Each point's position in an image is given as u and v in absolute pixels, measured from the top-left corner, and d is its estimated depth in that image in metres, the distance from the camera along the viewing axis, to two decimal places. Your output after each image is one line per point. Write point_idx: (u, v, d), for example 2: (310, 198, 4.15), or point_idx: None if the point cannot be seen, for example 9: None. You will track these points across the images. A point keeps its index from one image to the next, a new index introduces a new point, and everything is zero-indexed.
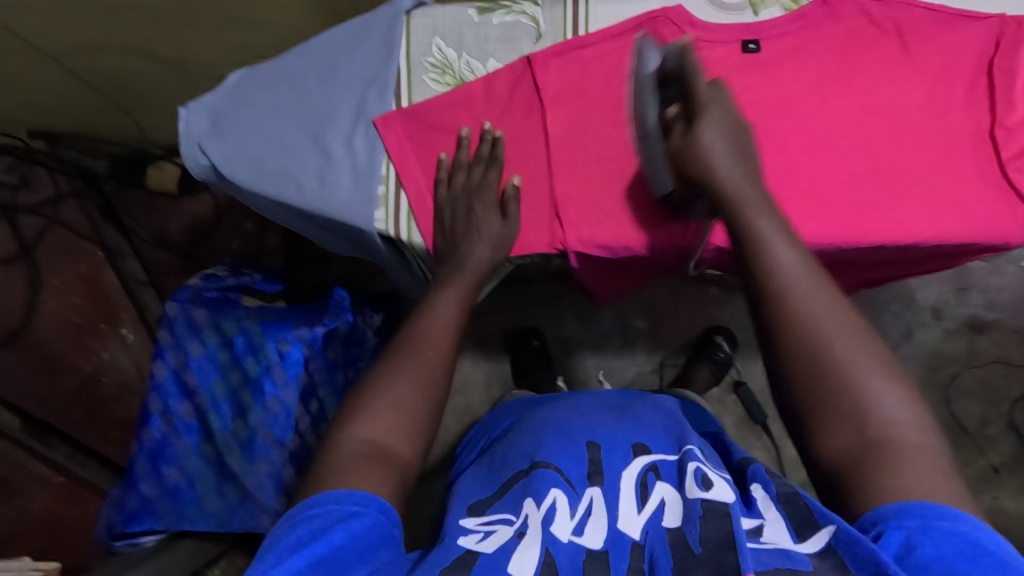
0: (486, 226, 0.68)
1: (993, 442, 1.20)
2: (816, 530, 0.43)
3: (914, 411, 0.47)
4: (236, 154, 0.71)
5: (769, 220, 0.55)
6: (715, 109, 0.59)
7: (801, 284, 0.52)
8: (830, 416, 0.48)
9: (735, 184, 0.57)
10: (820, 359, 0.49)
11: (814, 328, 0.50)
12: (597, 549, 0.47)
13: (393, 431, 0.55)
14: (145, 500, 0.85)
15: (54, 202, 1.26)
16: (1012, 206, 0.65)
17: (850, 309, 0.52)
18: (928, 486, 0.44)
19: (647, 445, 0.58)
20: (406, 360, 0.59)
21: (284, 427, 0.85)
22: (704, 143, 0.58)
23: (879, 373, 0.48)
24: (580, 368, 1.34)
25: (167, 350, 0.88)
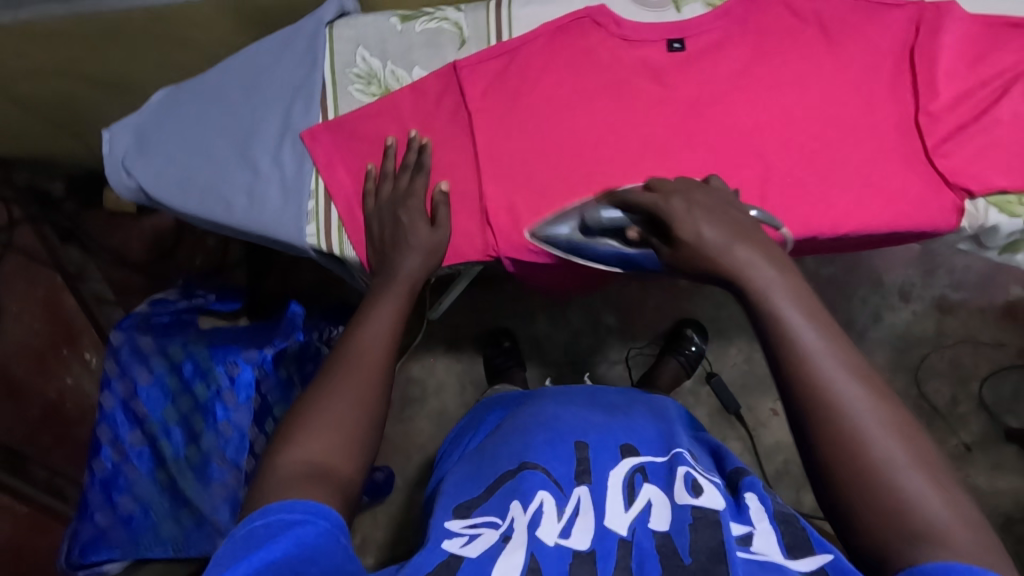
0: (413, 235, 0.66)
1: (965, 422, 1.20)
2: (810, 553, 0.42)
3: (962, 511, 0.38)
4: (162, 174, 0.71)
5: (790, 289, 0.46)
6: (677, 203, 0.52)
7: (828, 361, 0.42)
8: (868, 513, 0.39)
9: (749, 265, 0.47)
10: (855, 450, 0.40)
11: (845, 413, 0.41)
12: (583, 551, 0.44)
13: (332, 447, 0.48)
14: (98, 531, 0.84)
15: (8, 228, 1.22)
16: (939, 193, 0.64)
17: (885, 390, 0.42)
18: None
19: (635, 447, 0.56)
20: (347, 374, 0.53)
21: (238, 449, 0.84)
22: (690, 242, 0.49)
23: (921, 468, 0.39)
24: (554, 367, 1.34)
25: (114, 379, 0.87)
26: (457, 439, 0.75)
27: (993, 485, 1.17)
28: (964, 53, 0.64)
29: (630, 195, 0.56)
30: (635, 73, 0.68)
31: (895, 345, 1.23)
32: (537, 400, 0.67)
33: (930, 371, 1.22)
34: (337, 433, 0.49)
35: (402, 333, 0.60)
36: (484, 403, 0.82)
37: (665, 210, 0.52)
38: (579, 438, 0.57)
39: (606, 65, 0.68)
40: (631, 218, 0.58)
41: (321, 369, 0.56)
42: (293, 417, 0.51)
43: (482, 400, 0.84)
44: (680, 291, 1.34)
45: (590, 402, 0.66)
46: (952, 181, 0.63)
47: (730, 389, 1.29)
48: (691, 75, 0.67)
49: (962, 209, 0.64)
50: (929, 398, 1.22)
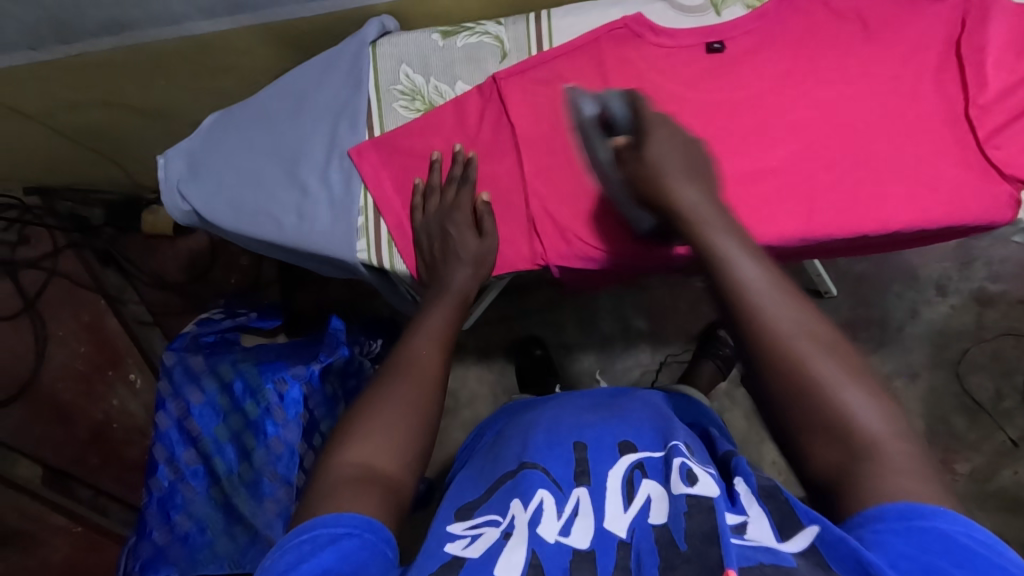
0: (463, 247, 0.67)
1: (1010, 416, 1.18)
2: (798, 529, 0.40)
3: (891, 417, 0.43)
4: (215, 196, 0.73)
5: (730, 235, 0.53)
6: (660, 129, 0.61)
7: (760, 293, 0.49)
8: (809, 429, 0.45)
9: (688, 202, 0.57)
10: (800, 371, 0.45)
11: (781, 338, 0.47)
12: (583, 549, 0.42)
13: (387, 452, 0.49)
14: (158, 548, 0.86)
15: (53, 255, 1.26)
16: (994, 185, 0.63)
17: (822, 318, 0.48)
18: (912, 488, 0.39)
19: (634, 442, 0.53)
20: (398, 382, 0.54)
21: (289, 466, 0.85)
22: (650, 156, 0.59)
23: (853, 379, 0.45)
24: (586, 373, 1.34)
25: (168, 400, 0.89)
26: (467, 446, 0.74)
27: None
28: (1012, 42, 0.64)
29: (640, 109, 0.63)
30: (679, 81, 0.68)
31: (935, 340, 1.21)
32: (548, 404, 0.67)
33: (973, 365, 1.20)
34: (386, 436, 0.50)
35: (452, 344, 0.61)
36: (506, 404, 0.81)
37: (631, 138, 0.62)
38: (578, 437, 0.55)
39: (643, 73, 0.69)
40: (625, 126, 0.63)
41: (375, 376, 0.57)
42: (346, 420, 0.52)
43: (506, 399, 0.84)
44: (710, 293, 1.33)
45: (586, 404, 0.65)
46: (1007, 173, 0.63)
47: None
48: (728, 78, 0.67)
49: (1018, 200, 0.63)
50: (971, 393, 1.20)
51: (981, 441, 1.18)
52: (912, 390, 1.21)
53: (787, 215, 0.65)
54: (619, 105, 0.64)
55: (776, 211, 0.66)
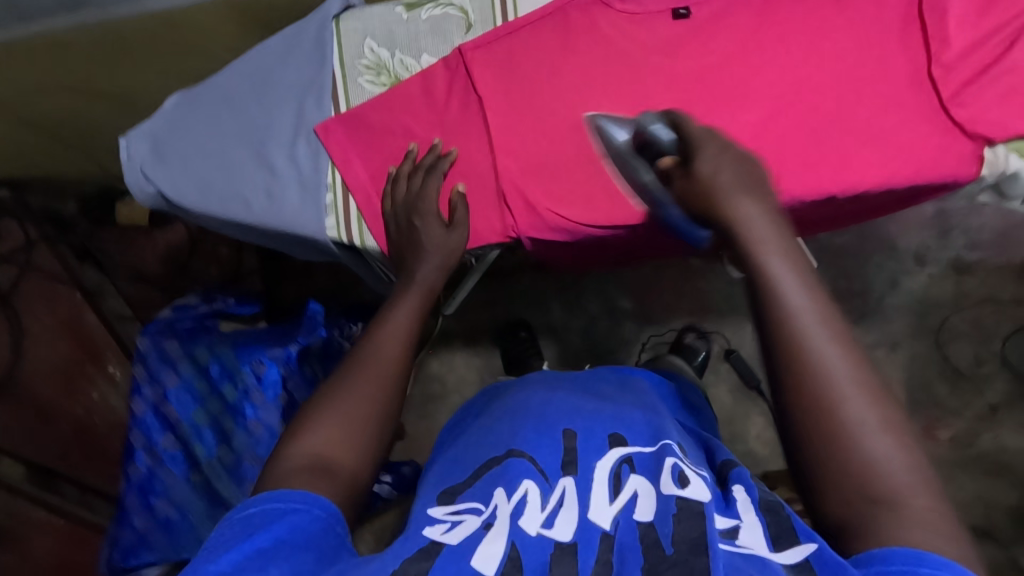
0: (429, 237, 0.66)
1: (990, 382, 1.20)
2: (795, 543, 0.40)
3: (920, 476, 0.40)
4: (180, 177, 0.72)
5: (775, 252, 0.48)
6: (710, 145, 0.55)
7: (809, 320, 0.44)
8: (828, 473, 0.42)
9: (747, 218, 0.50)
10: (834, 411, 0.42)
11: (830, 374, 0.43)
12: (565, 542, 0.42)
13: (339, 439, 0.49)
14: (139, 535, 0.85)
15: (26, 249, 1.25)
16: (956, 142, 0.64)
17: (865, 361, 0.44)
18: (925, 542, 0.37)
19: (624, 437, 0.54)
20: (355, 378, 0.53)
21: (269, 447, 0.86)
22: (705, 175, 0.53)
23: (885, 426, 0.42)
24: (573, 355, 1.34)
25: (144, 385, 0.88)
26: (449, 429, 0.74)
27: (1021, 443, 1.17)
28: None
29: (682, 124, 0.57)
30: (647, 49, 0.68)
31: (916, 309, 1.22)
32: (528, 386, 0.67)
33: (952, 333, 1.22)
34: (340, 423, 0.50)
35: (416, 340, 0.60)
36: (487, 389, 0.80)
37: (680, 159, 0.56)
38: (567, 425, 0.56)
39: (612, 41, 0.68)
40: (670, 144, 0.57)
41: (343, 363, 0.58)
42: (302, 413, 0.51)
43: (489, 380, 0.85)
44: (693, 271, 1.34)
45: (579, 389, 0.65)
46: (972, 130, 0.63)
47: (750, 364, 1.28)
48: (695, 44, 0.67)
49: (983, 156, 0.64)
50: (951, 360, 1.21)
51: (963, 407, 1.20)
52: (893, 360, 1.22)
53: None
54: (661, 133, 0.58)
55: None
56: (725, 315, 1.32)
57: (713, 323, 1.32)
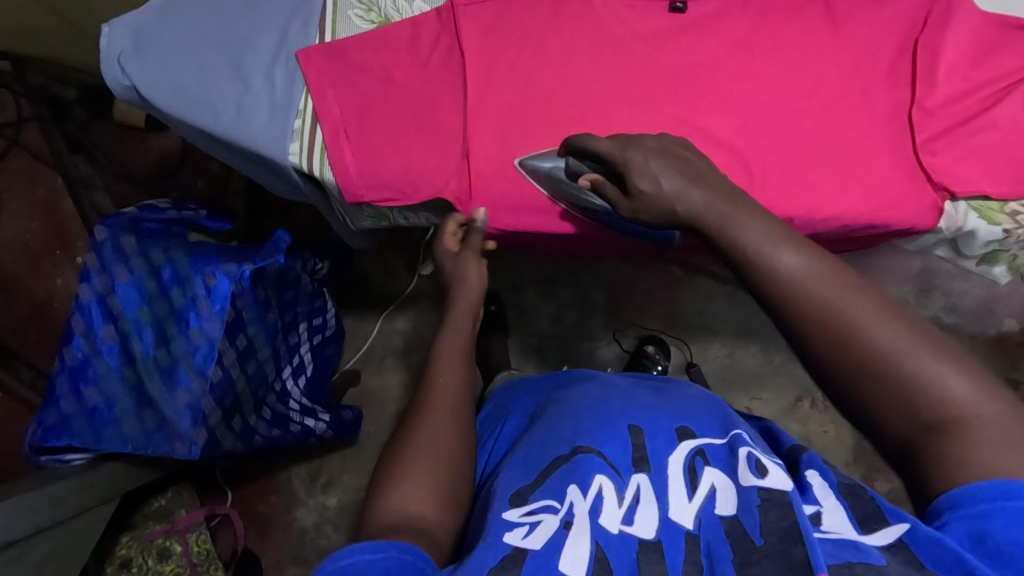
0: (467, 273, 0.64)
1: None
2: (883, 524, 0.39)
3: (974, 382, 0.40)
4: (155, 75, 0.71)
5: (749, 221, 0.46)
6: (635, 154, 0.53)
7: (808, 277, 0.43)
8: (882, 412, 0.41)
9: (700, 204, 0.49)
10: (858, 360, 0.41)
11: (845, 319, 0.42)
12: (649, 539, 0.43)
13: (428, 499, 0.49)
14: (64, 417, 0.88)
15: (16, 124, 1.25)
16: (923, 189, 0.63)
17: (877, 289, 0.43)
18: (991, 453, 0.38)
19: (692, 429, 0.54)
20: (431, 421, 0.54)
21: (206, 358, 0.86)
22: (665, 189, 0.51)
23: (933, 348, 0.41)
24: (537, 337, 1.34)
25: (95, 273, 0.90)
26: (486, 428, 0.70)
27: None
28: (968, 51, 0.63)
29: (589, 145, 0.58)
30: (640, 37, 0.67)
31: None
32: (582, 384, 0.65)
33: None
34: (428, 484, 0.50)
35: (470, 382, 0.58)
36: (506, 386, 0.79)
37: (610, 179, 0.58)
38: (632, 421, 0.55)
39: (605, 24, 0.68)
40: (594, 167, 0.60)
41: (403, 416, 0.57)
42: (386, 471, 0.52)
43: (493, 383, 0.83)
44: (672, 279, 1.33)
45: (639, 385, 0.65)
46: (936, 180, 0.63)
47: (707, 381, 1.28)
48: (685, 41, 0.66)
49: (940, 208, 0.63)
50: None
51: None
52: None
53: None
54: (588, 164, 0.61)
55: None
56: (693, 331, 1.33)
57: (679, 334, 1.33)
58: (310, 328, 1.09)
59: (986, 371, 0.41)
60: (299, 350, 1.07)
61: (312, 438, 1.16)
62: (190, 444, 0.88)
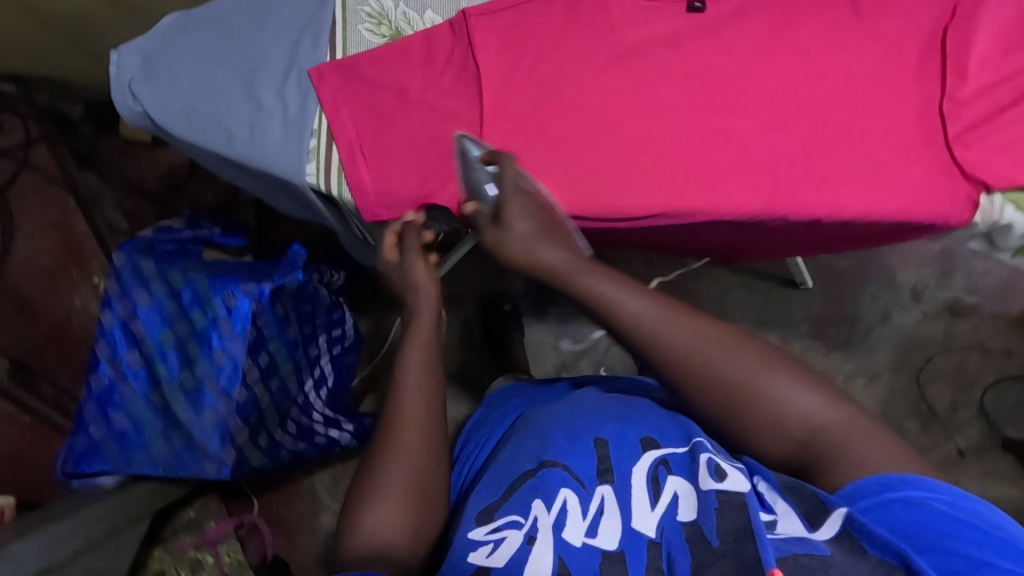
0: (415, 273, 0.62)
1: (962, 428, 1.16)
2: (828, 515, 0.40)
3: (817, 396, 0.48)
4: (167, 99, 0.70)
5: (600, 273, 0.55)
6: (517, 198, 0.59)
7: (654, 321, 0.52)
8: (757, 430, 0.49)
9: (557, 255, 0.57)
10: (718, 391, 0.50)
11: (695, 356, 0.50)
12: (611, 551, 0.45)
13: (400, 525, 0.50)
14: (93, 443, 0.89)
15: (25, 146, 1.23)
16: (953, 183, 0.62)
17: (714, 327, 0.52)
18: (866, 458, 0.44)
19: (656, 438, 0.53)
20: (393, 446, 0.53)
21: (231, 379, 0.88)
22: (516, 232, 0.58)
23: (777, 371, 0.49)
24: (552, 336, 1.33)
25: (115, 299, 0.90)
26: (468, 440, 0.69)
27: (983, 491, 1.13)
28: (998, 39, 0.61)
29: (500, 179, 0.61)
30: (658, 38, 0.66)
31: (901, 344, 1.20)
32: (554, 399, 0.64)
33: (933, 374, 1.19)
34: (400, 513, 0.51)
35: (439, 398, 0.56)
36: (495, 393, 0.77)
37: (493, 208, 0.61)
38: (598, 433, 0.54)
39: (621, 26, 0.66)
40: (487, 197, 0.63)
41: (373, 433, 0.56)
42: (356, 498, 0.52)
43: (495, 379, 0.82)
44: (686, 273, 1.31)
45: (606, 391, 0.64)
46: (970, 173, 0.61)
47: None
48: (705, 40, 0.65)
49: (977, 201, 0.62)
50: (928, 400, 1.18)
51: (930, 449, 1.16)
52: (872, 391, 1.19)
53: (743, 192, 0.64)
54: (490, 189, 0.63)
55: (731, 185, 0.64)
56: None
57: None
58: (330, 339, 1.06)
59: (826, 385, 0.49)
60: (319, 363, 1.04)
61: (337, 448, 1.12)
62: (220, 463, 0.90)
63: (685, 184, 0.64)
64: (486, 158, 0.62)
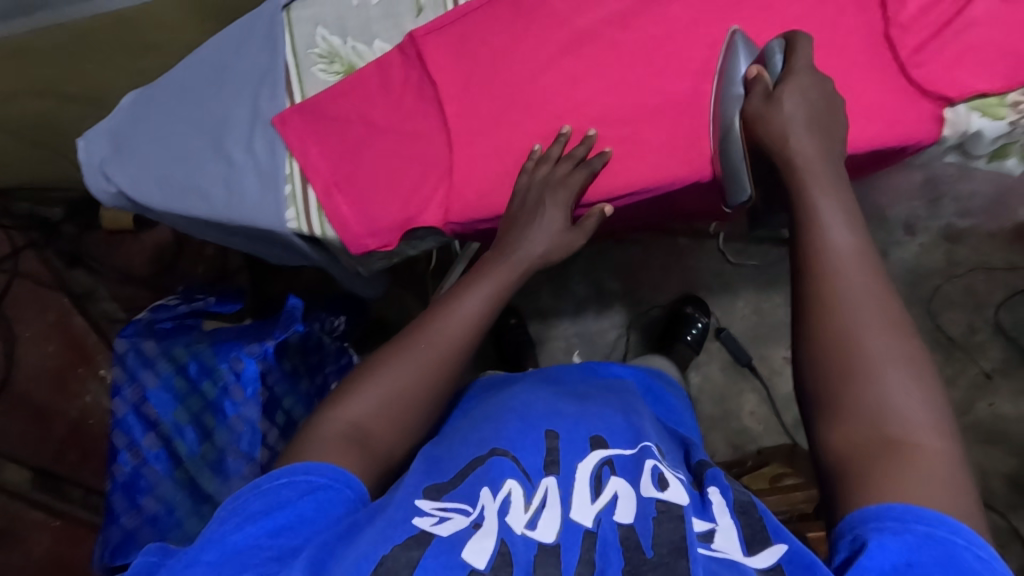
0: (550, 222, 0.65)
1: (983, 349, 1.18)
2: (767, 545, 0.43)
3: (934, 414, 0.44)
4: (141, 174, 0.72)
5: (829, 195, 0.53)
6: (807, 76, 0.58)
7: (843, 260, 0.49)
8: (849, 405, 0.45)
9: (805, 150, 0.55)
10: (849, 350, 0.46)
11: (855, 310, 0.47)
12: (549, 544, 0.44)
13: (377, 416, 0.54)
14: (127, 532, 0.87)
15: (14, 256, 1.26)
16: (916, 104, 0.63)
17: (896, 310, 0.48)
18: (923, 485, 0.41)
19: (606, 438, 0.56)
20: (406, 355, 0.56)
21: (251, 442, 0.87)
22: (785, 111, 0.57)
23: (913, 373, 0.45)
24: (562, 337, 1.34)
25: (124, 386, 0.90)
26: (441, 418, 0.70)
27: (1017, 410, 1.15)
28: None
29: (794, 58, 0.59)
30: (601, 24, 0.67)
31: (907, 279, 1.20)
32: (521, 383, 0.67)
33: (944, 301, 1.19)
34: (376, 397, 0.54)
35: (483, 328, 0.60)
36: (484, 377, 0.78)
37: (776, 81, 0.59)
38: (550, 425, 0.57)
39: (563, 20, 0.68)
40: (774, 78, 0.59)
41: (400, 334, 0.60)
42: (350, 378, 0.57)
43: (483, 372, 0.80)
44: (680, 250, 1.32)
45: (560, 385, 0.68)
46: (929, 91, 0.62)
47: (740, 340, 1.28)
48: (649, 16, 0.66)
49: (942, 116, 0.63)
50: (944, 328, 1.19)
51: (954, 377, 1.17)
52: None
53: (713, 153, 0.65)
54: (779, 63, 0.60)
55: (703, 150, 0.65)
56: (716, 294, 1.30)
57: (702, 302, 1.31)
58: None
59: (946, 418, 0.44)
60: None
61: None
62: None
63: (659, 157, 0.66)
64: (788, 36, 0.60)
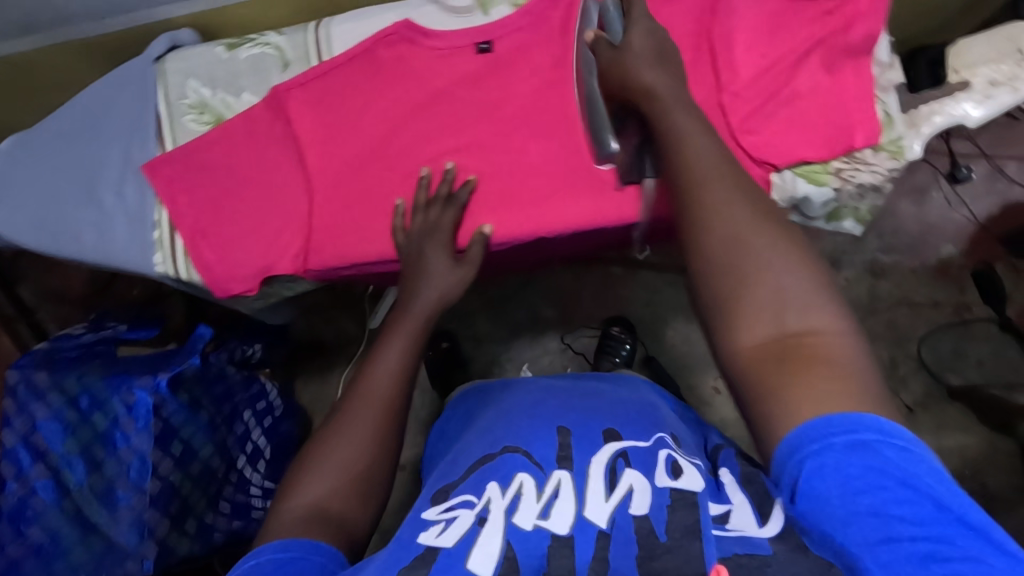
0: (432, 266, 0.67)
1: (905, 383, 1.12)
2: (777, 510, 0.41)
3: (822, 303, 0.44)
4: (14, 216, 0.74)
5: (689, 119, 0.52)
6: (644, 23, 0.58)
7: (706, 166, 0.49)
8: (747, 312, 0.44)
9: (658, 80, 0.54)
10: (734, 257, 0.46)
11: (722, 216, 0.47)
12: (562, 535, 0.41)
13: (334, 489, 0.51)
14: (11, 562, 0.86)
15: None
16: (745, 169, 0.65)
17: (759, 206, 0.48)
18: (835, 384, 0.41)
19: (618, 430, 0.51)
20: (350, 418, 0.55)
21: (141, 472, 0.88)
22: (636, 48, 0.56)
23: (796, 265, 0.45)
24: (494, 362, 1.31)
25: (14, 418, 0.90)
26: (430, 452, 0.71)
27: (939, 445, 1.08)
28: (760, 31, 0.65)
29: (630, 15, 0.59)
30: (456, 83, 0.70)
31: None
32: (515, 389, 0.63)
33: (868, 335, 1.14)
34: (331, 476, 0.52)
35: (410, 372, 0.60)
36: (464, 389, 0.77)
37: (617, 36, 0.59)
38: (560, 421, 0.52)
39: (421, 77, 0.70)
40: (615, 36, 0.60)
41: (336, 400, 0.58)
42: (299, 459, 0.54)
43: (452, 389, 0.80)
44: (613, 279, 1.32)
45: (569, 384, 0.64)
46: (756, 157, 0.64)
47: (669, 370, 1.25)
48: (498, 78, 0.69)
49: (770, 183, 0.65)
50: None
51: None
52: None
53: (553, 213, 0.67)
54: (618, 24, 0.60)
55: (548, 205, 0.67)
56: (646, 324, 1.29)
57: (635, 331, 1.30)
58: (255, 413, 1.12)
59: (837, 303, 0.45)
60: (250, 437, 1.10)
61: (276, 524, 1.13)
62: (142, 559, 0.87)
63: (505, 212, 0.68)
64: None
